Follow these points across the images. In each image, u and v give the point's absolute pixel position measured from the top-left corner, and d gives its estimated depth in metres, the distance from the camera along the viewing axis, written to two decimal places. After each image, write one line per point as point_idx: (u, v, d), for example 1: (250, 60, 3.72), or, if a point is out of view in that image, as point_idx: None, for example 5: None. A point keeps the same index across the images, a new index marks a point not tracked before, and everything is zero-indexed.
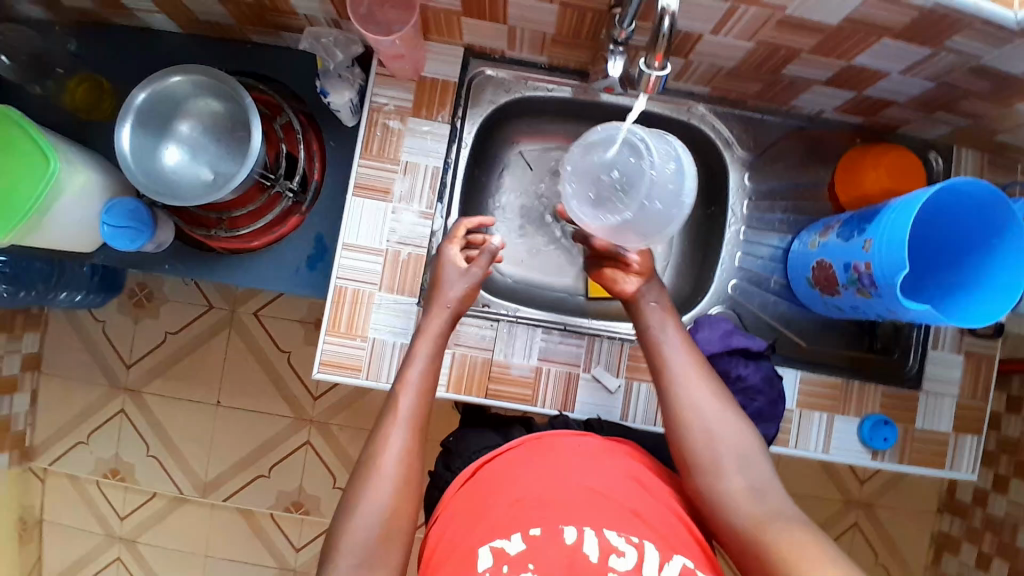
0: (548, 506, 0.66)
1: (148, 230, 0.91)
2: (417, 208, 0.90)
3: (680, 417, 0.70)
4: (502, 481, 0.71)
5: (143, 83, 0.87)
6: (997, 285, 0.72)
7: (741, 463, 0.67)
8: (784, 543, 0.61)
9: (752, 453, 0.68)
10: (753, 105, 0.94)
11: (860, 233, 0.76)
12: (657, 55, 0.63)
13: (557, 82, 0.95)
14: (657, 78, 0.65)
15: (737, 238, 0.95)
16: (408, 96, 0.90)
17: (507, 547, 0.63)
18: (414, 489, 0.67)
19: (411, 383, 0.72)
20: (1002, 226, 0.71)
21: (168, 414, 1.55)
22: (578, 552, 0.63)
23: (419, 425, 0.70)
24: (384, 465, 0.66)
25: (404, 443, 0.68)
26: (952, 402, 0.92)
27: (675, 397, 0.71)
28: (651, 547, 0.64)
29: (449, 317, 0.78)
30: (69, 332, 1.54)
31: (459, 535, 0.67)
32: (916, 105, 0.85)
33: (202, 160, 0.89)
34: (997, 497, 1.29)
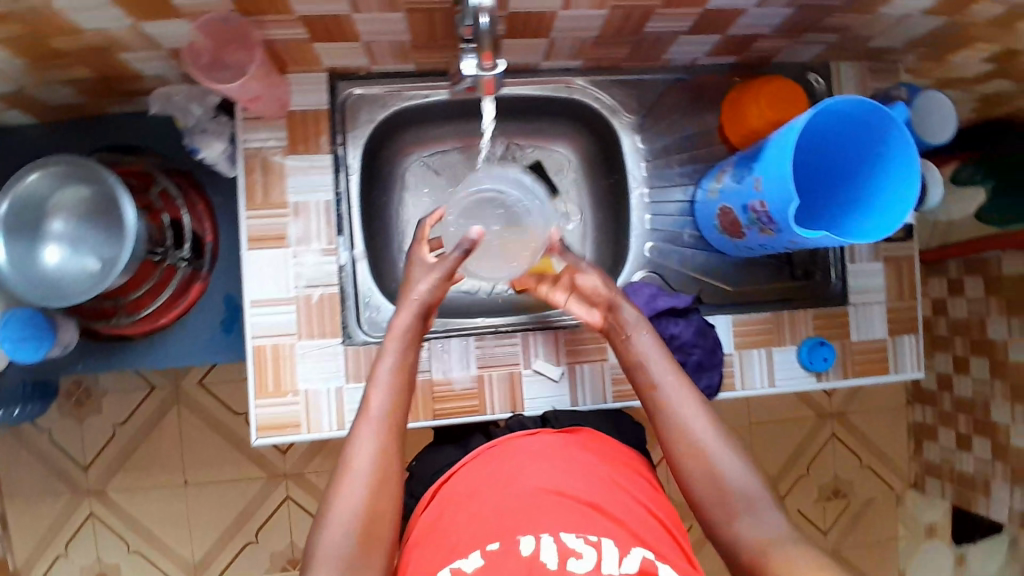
0: (505, 514, 0.65)
1: (50, 334, 0.87)
2: (317, 246, 0.87)
3: (680, 450, 0.70)
4: (457, 498, 0.70)
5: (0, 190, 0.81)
6: (885, 196, 0.73)
7: (745, 503, 0.66)
8: (783, 568, 0.60)
9: (756, 493, 0.67)
10: (628, 68, 0.93)
11: (749, 172, 0.77)
12: (487, 55, 0.67)
13: (431, 87, 0.92)
14: (491, 78, 0.70)
15: (642, 201, 0.95)
16: (281, 134, 0.86)
17: (465, 566, 0.61)
18: (394, 487, 0.64)
19: (380, 399, 0.68)
20: (882, 138, 0.71)
21: (139, 506, 1.49)
22: (535, 561, 0.60)
23: (396, 424, 0.67)
24: (356, 465, 0.63)
25: (378, 441, 0.65)
26: (881, 308, 0.94)
27: (673, 432, 0.71)
28: (609, 543, 0.62)
29: (418, 311, 0.74)
30: (16, 449, 1.47)
31: (422, 558, 0.65)
32: (783, 32, 0.85)
33: (85, 250, 0.84)
34: (961, 379, 1.32)
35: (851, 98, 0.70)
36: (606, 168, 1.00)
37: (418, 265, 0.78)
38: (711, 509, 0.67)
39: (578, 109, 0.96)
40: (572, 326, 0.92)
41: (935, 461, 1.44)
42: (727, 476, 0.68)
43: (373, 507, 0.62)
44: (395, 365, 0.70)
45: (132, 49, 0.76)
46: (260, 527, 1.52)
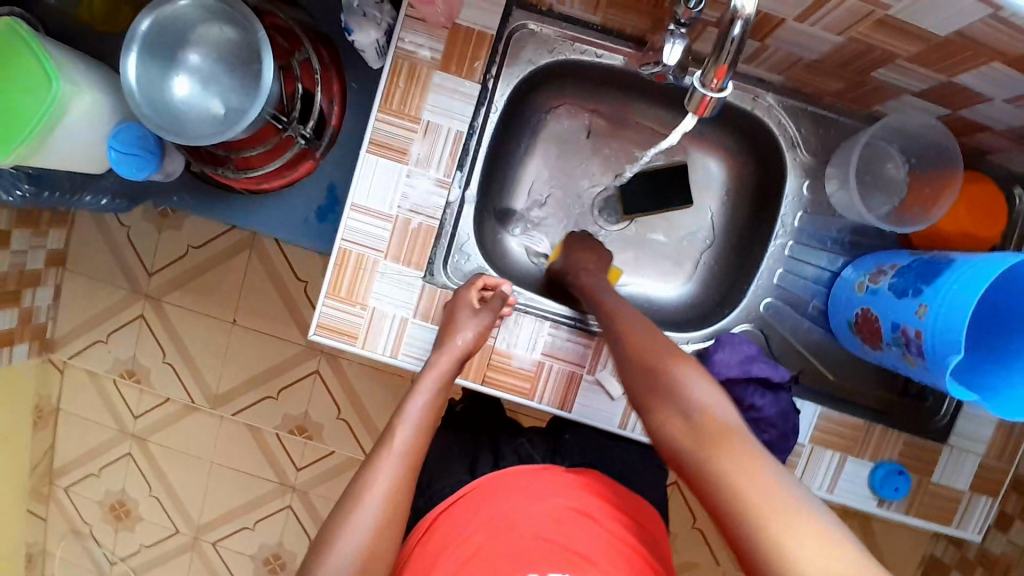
0: (488, 560, 0.61)
1: (156, 159, 0.87)
2: (433, 174, 0.82)
3: (650, 390, 0.62)
4: (446, 524, 0.66)
5: (147, 8, 0.80)
6: None
7: (715, 435, 0.55)
8: (767, 507, 0.49)
9: (731, 423, 0.56)
10: (829, 103, 0.82)
11: (915, 293, 0.69)
12: (718, 71, 0.57)
13: (608, 48, 0.83)
14: (710, 100, 0.60)
15: (781, 252, 0.85)
16: (439, 44, 0.80)
17: None
18: (398, 527, 0.60)
19: (410, 418, 0.66)
20: None
21: (186, 325, 1.58)
22: None
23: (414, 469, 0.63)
24: (365, 502, 0.58)
25: (396, 478, 0.61)
26: (975, 461, 0.85)
27: (651, 375, 0.63)
28: None
29: (456, 362, 0.75)
30: (95, 233, 1.55)
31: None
32: (1011, 137, 0.74)
33: (214, 91, 0.83)
34: (996, 537, 1.20)
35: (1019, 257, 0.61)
36: (756, 203, 0.90)
37: (465, 307, 0.79)
38: (676, 443, 0.57)
39: (754, 127, 0.85)
40: None
41: None
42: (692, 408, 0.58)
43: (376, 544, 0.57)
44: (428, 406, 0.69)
45: None
46: (283, 388, 1.59)
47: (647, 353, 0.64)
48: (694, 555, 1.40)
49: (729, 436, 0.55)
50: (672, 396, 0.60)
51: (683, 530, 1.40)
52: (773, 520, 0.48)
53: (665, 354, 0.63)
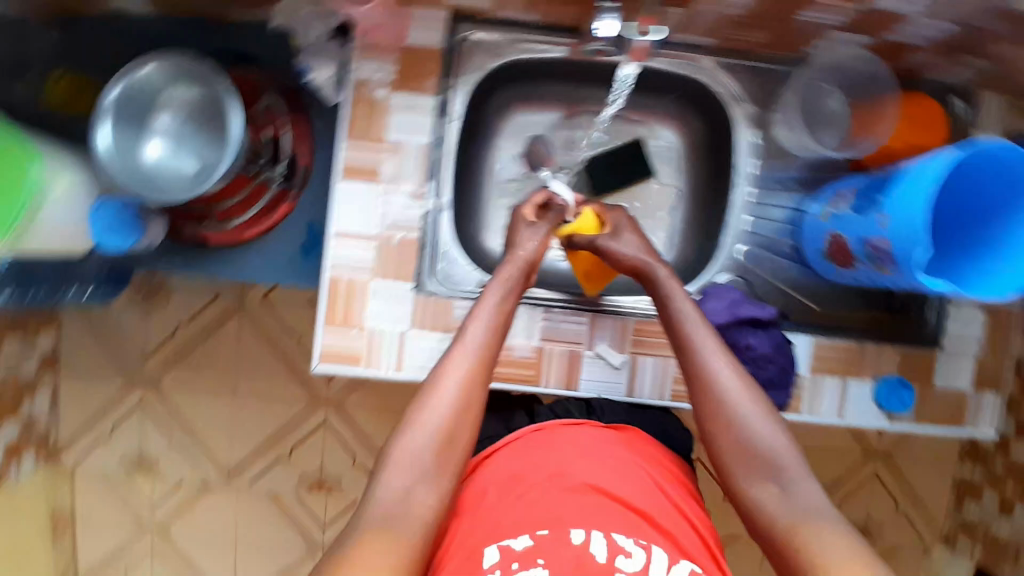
0: (537, 498, 0.62)
1: (137, 230, 0.89)
2: (408, 188, 0.86)
3: (707, 411, 0.68)
4: (498, 475, 0.68)
5: (114, 78, 0.83)
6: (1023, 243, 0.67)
7: (774, 473, 0.64)
8: (827, 550, 0.58)
9: (790, 460, 0.64)
10: (763, 55, 0.87)
11: (874, 206, 0.73)
12: (644, 16, 0.67)
13: (552, 43, 0.88)
14: (644, 45, 0.71)
15: (747, 200, 0.90)
16: (392, 68, 0.84)
17: (514, 546, 0.58)
18: (453, 465, 0.63)
19: (478, 320, 0.69)
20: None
21: (188, 402, 1.57)
22: (587, 554, 0.58)
23: (481, 379, 0.66)
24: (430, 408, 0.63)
25: (462, 386, 0.64)
26: (971, 360, 0.88)
27: (704, 395, 0.68)
28: (659, 550, 0.59)
29: (524, 266, 0.75)
30: (83, 328, 1.56)
31: (467, 530, 0.62)
32: (935, 50, 0.79)
33: (187, 150, 0.87)
34: (1019, 444, 1.22)
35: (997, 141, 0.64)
36: (710, 156, 0.95)
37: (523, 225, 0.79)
38: (739, 475, 0.66)
39: (698, 90, 0.91)
40: (643, 316, 0.89)
41: (972, 520, 1.37)
42: (759, 445, 0.65)
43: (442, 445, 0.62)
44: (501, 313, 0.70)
45: None
46: (294, 446, 1.58)
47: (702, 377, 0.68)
48: (732, 529, 1.40)
49: (787, 473, 0.64)
50: (739, 430, 0.66)
51: (715, 505, 1.40)
52: (829, 557, 0.57)
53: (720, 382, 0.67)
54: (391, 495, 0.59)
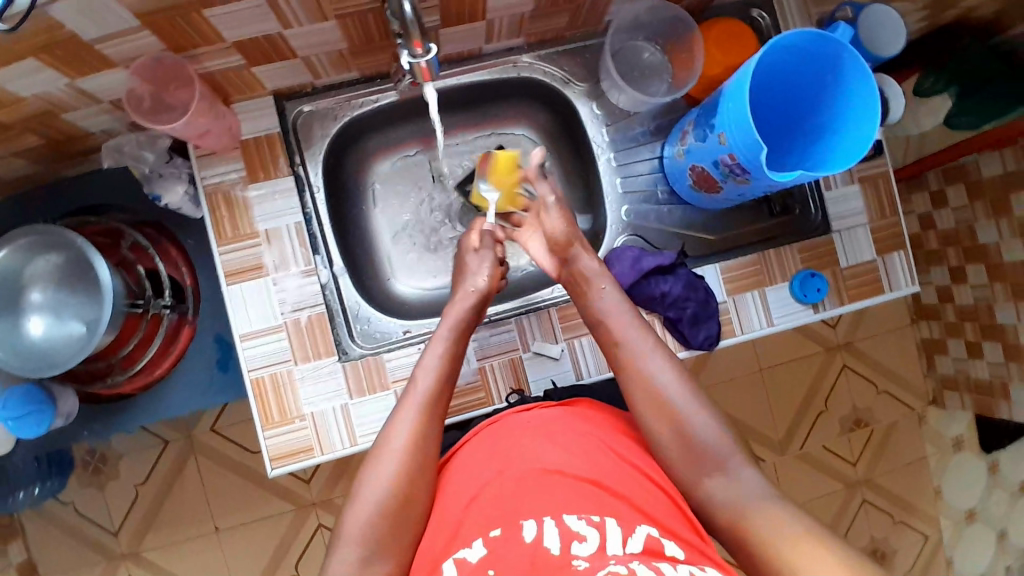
0: (492, 499, 0.63)
1: (49, 406, 0.87)
2: (296, 268, 0.86)
3: (653, 411, 0.72)
4: (459, 486, 0.67)
5: None
6: (851, 125, 0.73)
7: (716, 464, 0.68)
8: (771, 533, 0.60)
9: (729, 451, 0.68)
10: (570, 36, 0.92)
11: (712, 128, 0.78)
12: (415, 42, 0.67)
13: (379, 91, 0.92)
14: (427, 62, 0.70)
15: (611, 165, 0.95)
16: (238, 164, 0.86)
17: (469, 557, 0.58)
18: (408, 524, 0.67)
19: (427, 367, 0.77)
20: (838, 75, 0.72)
21: (176, 561, 1.49)
22: (540, 549, 0.56)
23: (428, 428, 0.72)
24: (380, 469, 0.68)
25: (409, 438, 0.70)
26: (865, 230, 0.94)
27: (646, 396, 0.72)
28: (613, 522, 0.58)
29: (475, 298, 0.83)
30: (44, 526, 1.49)
31: (428, 545, 0.64)
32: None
33: (68, 315, 0.84)
34: (962, 289, 1.29)
35: (798, 30, 0.70)
36: (565, 135, 1.00)
37: (470, 254, 0.88)
38: (680, 470, 0.69)
39: (528, 86, 0.96)
40: (563, 303, 0.92)
41: (949, 373, 1.42)
42: (697, 437, 0.69)
43: (392, 510, 0.66)
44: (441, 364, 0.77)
45: (70, 110, 0.77)
46: (298, 560, 1.51)
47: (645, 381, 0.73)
48: None
49: (728, 464, 0.68)
50: (678, 421, 0.70)
51: None
52: (769, 536, 0.60)
53: (661, 383, 0.72)
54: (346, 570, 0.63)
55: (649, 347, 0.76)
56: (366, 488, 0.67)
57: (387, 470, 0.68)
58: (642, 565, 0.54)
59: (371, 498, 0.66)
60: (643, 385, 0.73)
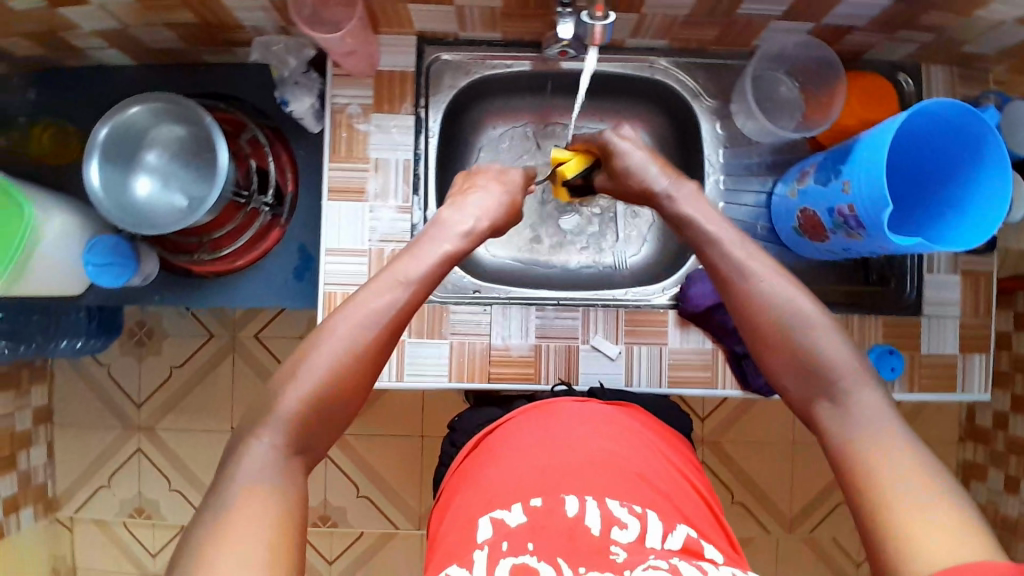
0: (535, 472, 0.64)
1: (134, 264, 0.92)
2: (393, 203, 0.89)
3: (763, 338, 0.65)
4: (501, 450, 0.69)
5: (103, 117, 0.86)
6: (979, 205, 0.72)
7: (829, 389, 0.61)
8: (883, 474, 0.55)
9: (848, 375, 0.61)
10: (715, 51, 0.92)
11: (837, 175, 0.77)
12: (598, 4, 0.70)
13: (515, 57, 0.93)
14: (601, 28, 0.72)
15: (718, 187, 0.94)
16: (368, 92, 0.89)
17: (508, 519, 0.60)
18: (336, 420, 0.61)
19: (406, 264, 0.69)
20: (980, 145, 0.71)
21: (185, 447, 1.56)
22: (580, 525, 0.59)
23: (391, 324, 0.65)
24: (316, 358, 0.61)
25: (365, 330, 0.63)
26: (955, 322, 0.92)
27: (759, 323, 0.66)
28: (654, 516, 0.61)
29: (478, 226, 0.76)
30: (77, 380, 1.57)
31: (464, 498, 0.65)
32: (877, 26, 0.85)
33: (174, 186, 0.89)
34: (1016, 419, 1.26)
35: (943, 100, 0.69)
36: (680, 144, 0.99)
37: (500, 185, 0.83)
38: (793, 393, 0.64)
39: (657, 90, 0.96)
40: (633, 307, 0.92)
41: (982, 501, 1.38)
42: (816, 357, 0.62)
43: (326, 401, 0.60)
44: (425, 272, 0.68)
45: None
46: None
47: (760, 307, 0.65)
48: (743, 526, 1.40)
49: (842, 389, 0.61)
50: (792, 345, 0.63)
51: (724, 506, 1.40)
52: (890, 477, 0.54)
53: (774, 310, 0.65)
54: (268, 456, 0.57)
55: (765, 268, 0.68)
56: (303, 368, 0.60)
57: (323, 358, 0.61)
58: (682, 561, 0.57)
59: (304, 384, 0.60)
60: (757, 306, 0.66)
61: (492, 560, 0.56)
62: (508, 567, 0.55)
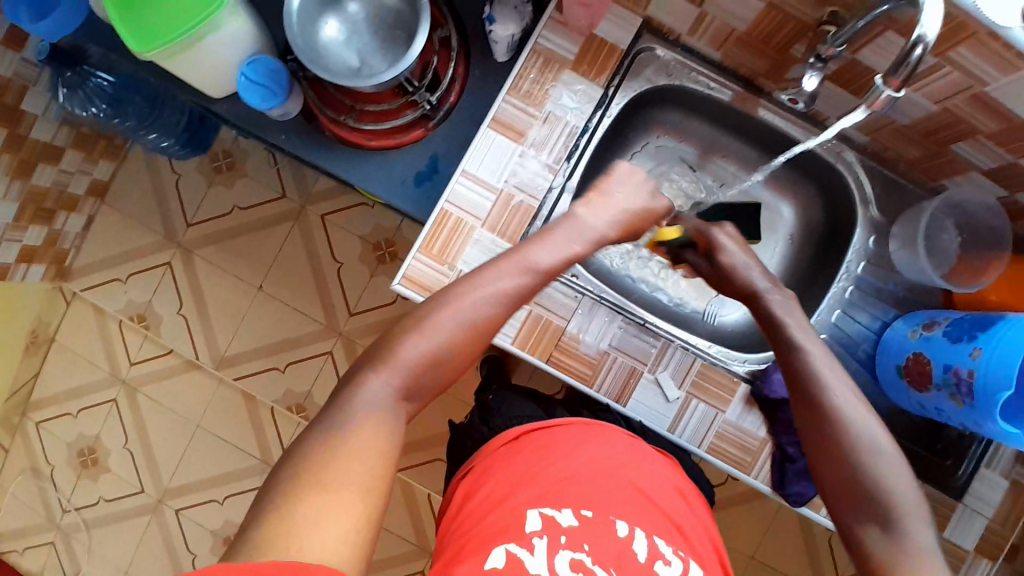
0: (583, 488, 0.70)
1: (283, 95, 0.92)
2: (544, 158, 0.89)
3: (817, 440, 0.65)
4: (556, 454, 0.75)
5: None
6: None
7: (885, 518, 0.60)
8: None
9: (906, 507, 0.60)
10: (904, 172, 0.91)
11: (968, 338, 0.77)
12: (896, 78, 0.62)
13: (720, 83, 0.92)
14: (883, 100, 0.65)
15: (840, 295, 0.93)
16: (572, 48, 0.89)
17: (560, 518, 0.65)
18: (448, 372, 0.67)
19: (537, 255, 0.74)
20: None
21: (210, 281, 1.58)
22: (629, 548, 0.64)
23: (511, 299, 0.71)
24: (447, 316, 0.67)
25: (489, 307, 0.69)
26: (983, 522, 0.91)
27: (819, 426, 0.65)
28: (694, 567, 0.67)
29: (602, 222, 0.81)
30: (144, 173, 1.58)
31: (512, 485, 0.71)
32: None
33: (355, 46, 0.89)
34: None
35: None
36: (822, 238, 0.97)
37: (623, 181, 0.85)
38: (840, 506, 0.63)
39: (831, 181, 0.94)
40: (710, 363, 0.91)
41: None
42: (879, 480, 0.61)
43: (441, 358, 0.66)
44: (553, 263, 0.75)
45: None
46: (291, 363, 1.58)
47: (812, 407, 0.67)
48: None
49: (897, 521, 0.60)
50: (851, 459, 0.63)
51: None
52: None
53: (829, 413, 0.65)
54: (383, 393, 0.63)
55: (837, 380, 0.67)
56: (434, 323, 0.66)
57: (448, 327, 0.67)
58: None
59: (430, 338, 0.66)
60: (816, 412, 0.66)
61: (550, 548, 0.62)
62: (565, 561, 0.61)
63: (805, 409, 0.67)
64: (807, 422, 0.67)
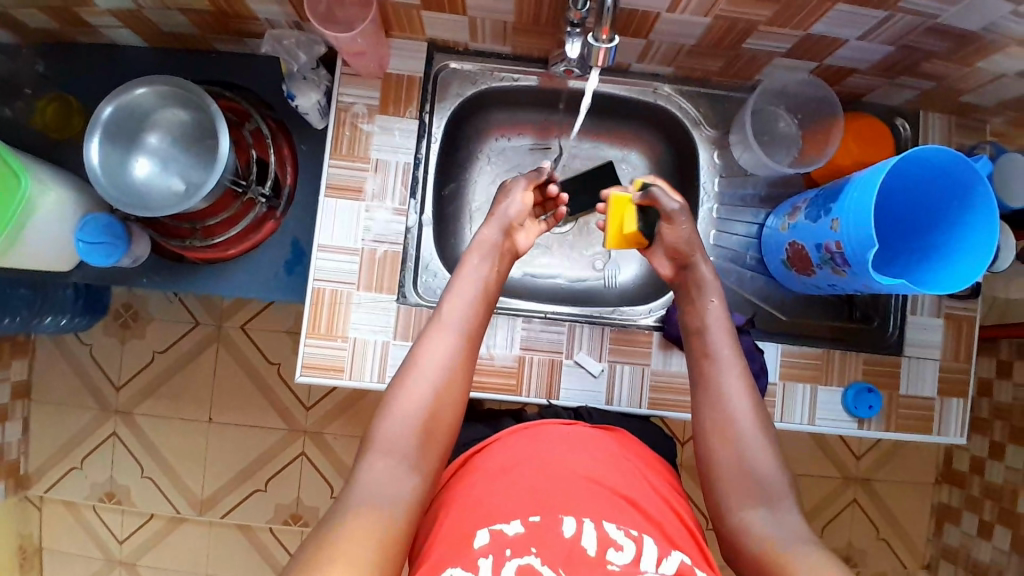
0: (531, 493, 0.67)
1: (124, 244, 0.90)
2: (390, 205, 0.90)
3: (716, 434, 0.71)
4: (494, 468, 0.72)
5: (108, 96, 0.86)
6: (955, 265, 0.74)
7: (763, 497, 0.67)
8: (806, 565, 0.59)
9: (780, 491, 0.67)
10: (718, 83, 0.95)
11: (826, 212, 0.78)
12: (604, 29, 0.69)
13: (523, 72, 0.94)
14: (606, 51, 0.72)
15: (711, 215, 0.96)
16: (374, 93, 0.90)
17: (506, 529, 0.63)
18: (442, 436, 0.68)
19: (458, 289, 0.77)
20: (971, 186, 0.72)
21: (161, 433, 1.54)
22: (577, 545, 0.62)
23: (465, 346, 0.73)
24: (417, 380, 0.69)
25: (444, 356, 0.71)
26: (935, 366, 0.93)
27: (717, 423, 0.72)
28: (649, 541, 0.65)
29: (501, 227, 0.84)
30: (57, 357, 1.54)
31: (456, 509, 0.68)
32: (879, 71, 0.87)
33: (173, 170, 0.89)
34: (994, 464, 1.28)
35: (935, 146, 0.70)
36: (676, 169, 1.00)
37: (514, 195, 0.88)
38: (727, 497, 0.68)
39: (660, 117, 0.97)
40: (619, 326, 0.93)
41: (953, 544, 1.39)
42: (754, 464, 0.69)
43: (425, 414, 0.67)
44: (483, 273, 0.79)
45: (252, 1, 0.82)
46: (270, 478, 1.54)
47: (719, 406, 0.72)
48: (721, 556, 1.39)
49: (774, 498, 0.66)
50: (737, 448, 0.70)
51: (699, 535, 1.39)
52: (803, 572, 0.58)
53: (724, 410, 0.72)
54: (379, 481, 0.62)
55: (734, 370, 0.75)
56: (400, 403, 0.68)
57: (419, 390, 0.68)
58: None
59: (406, 412, 0.67)
60: (716, 407, 0.72)
61: (496, 564, 0.60)
62: (512, 569, 0.60)
63: (702, 406, 0.74)
64: (704, 420, 0.73)
